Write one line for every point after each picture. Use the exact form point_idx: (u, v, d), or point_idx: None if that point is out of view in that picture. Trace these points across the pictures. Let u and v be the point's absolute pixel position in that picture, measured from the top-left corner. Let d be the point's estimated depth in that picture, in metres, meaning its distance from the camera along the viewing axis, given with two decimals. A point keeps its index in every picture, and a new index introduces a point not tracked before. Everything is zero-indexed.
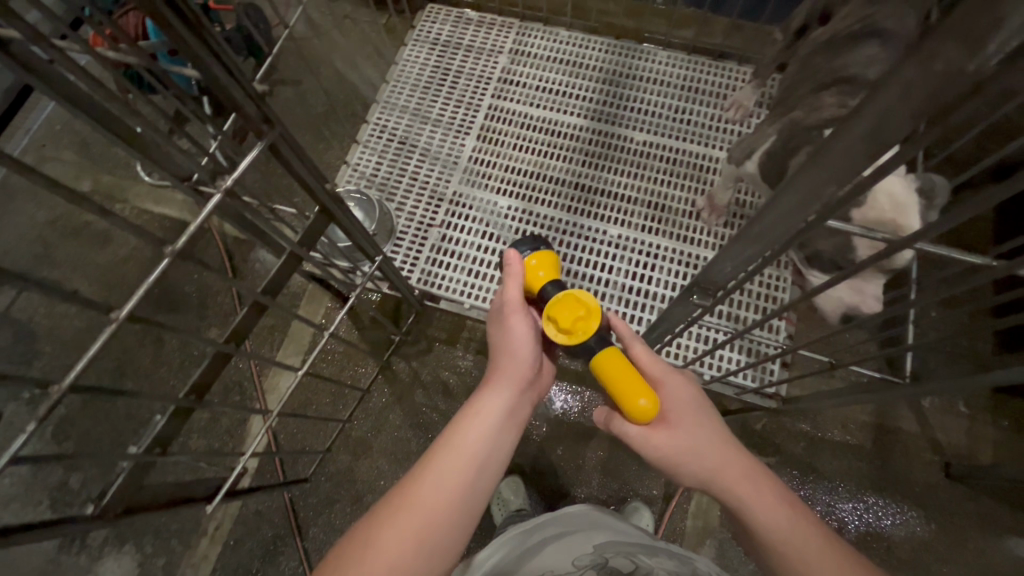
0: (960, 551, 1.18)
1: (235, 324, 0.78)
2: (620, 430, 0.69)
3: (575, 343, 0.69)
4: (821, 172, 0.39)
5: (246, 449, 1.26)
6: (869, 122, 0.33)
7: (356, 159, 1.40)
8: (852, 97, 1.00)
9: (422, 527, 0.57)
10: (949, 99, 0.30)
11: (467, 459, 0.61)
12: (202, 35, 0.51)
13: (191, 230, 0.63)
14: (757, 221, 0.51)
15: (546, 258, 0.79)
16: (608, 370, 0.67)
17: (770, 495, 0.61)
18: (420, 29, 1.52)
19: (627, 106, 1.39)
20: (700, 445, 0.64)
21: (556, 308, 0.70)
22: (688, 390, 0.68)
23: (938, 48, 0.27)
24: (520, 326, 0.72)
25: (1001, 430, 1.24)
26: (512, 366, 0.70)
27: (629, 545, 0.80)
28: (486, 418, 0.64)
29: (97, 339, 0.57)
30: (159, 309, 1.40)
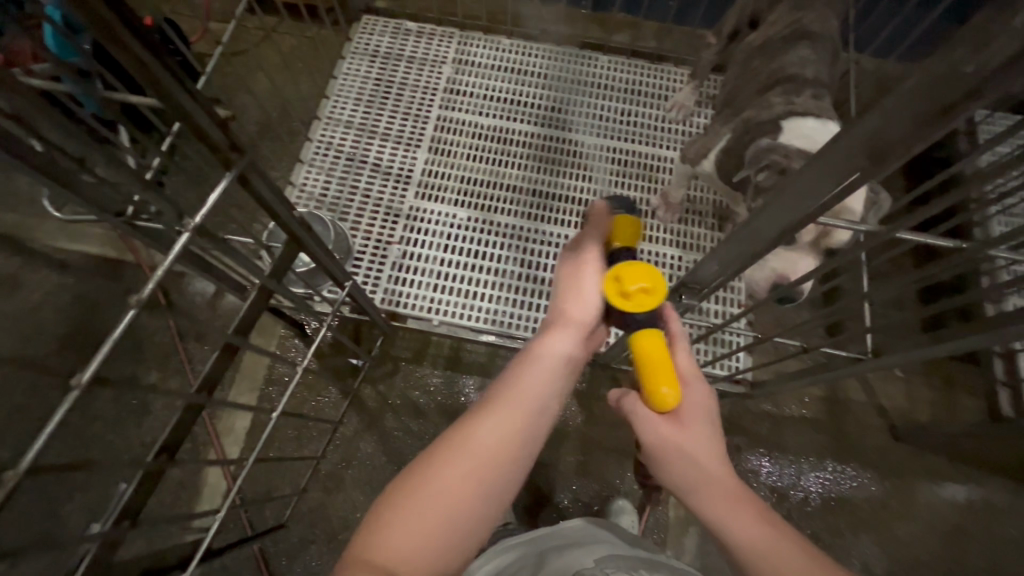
0: (911, 505, 1.27)
1: (207, 371, 0.72)
2: (628, 409, 0.66)
3: (632, 310, 0.64)
4: (826, 169, 0.44)
5: (205, 501, 1.16)
6: (878, 121, 0.38)
7: (303, 178, 1.34)
8: (796, 95, 1.06)
9: (480, 464, 0.54)
10: (953, 98, 0.34)
11: (525, 400, 0.59)
12: (165, 60, 0.47)
13: (159, 274, 0.59)
14: (756, 216, 0.55)
15: (632, 222, 0.73)
16: (645, 348, 0.63)
17: (749, 515, 0.56)
18: (358, 42, 1.47)
19: (576, 111, 1.41)
20: (699, 454, 0.60)
21: (625, 269, 0.64)
22: (708, 400, 0.64)
23: (944, 54, 0.32)
24: (592, 277, 0.69)
25: (933, 388, 1.35)
26: (580, 313, 0.68)
27: (630, 559, 0.75)
28: (548, 362, 0.63)
29: (57, 410, 0.51)
30: (87, 358, 1.26)
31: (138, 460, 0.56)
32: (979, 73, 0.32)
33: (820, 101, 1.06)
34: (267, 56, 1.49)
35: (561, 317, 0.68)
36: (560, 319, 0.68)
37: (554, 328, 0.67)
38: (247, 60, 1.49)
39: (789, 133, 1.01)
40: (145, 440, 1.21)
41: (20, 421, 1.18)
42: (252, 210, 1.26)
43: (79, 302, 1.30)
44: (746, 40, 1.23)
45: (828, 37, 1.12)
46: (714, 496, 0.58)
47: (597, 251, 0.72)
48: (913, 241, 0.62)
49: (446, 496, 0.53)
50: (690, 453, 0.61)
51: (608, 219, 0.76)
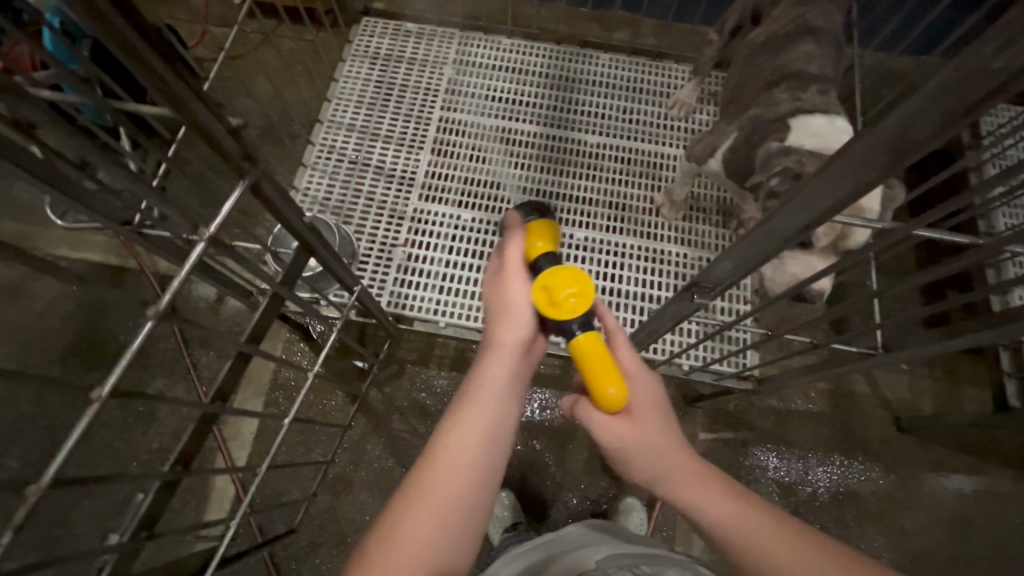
0: (918, 497, 1.28)
1: (220, 380, 0.72)
2: (583, 414, 0.64)
3: (560, 318, 0.62)
4: (847, 169, 0.44)
5: (215, 508, 1.16)
6: (900, 121, 0.38)
7: (306, 182, 1.34)
8: (802, 91, 1.06)
9: (440, 510, 0.53)
10: (980, 95, 0.35)
11: (471, 434, 0.57)
12: (181, 72, 0.47)
13: (174, 285, 0.60)
14: (773, 216, 0.55)
15: (546, 224, 0.71)
16: (586, 352, 0.61)
17: (719, 492, 0.56)
18: (358, 44, 1.47)
19: (577, 109, 1.41)
20: (658, 448, 0.59)
21: (551, 277, 0.63)
22: (657, 389, 0.64)
23: (972, 51, 0.33)
24: (519, 290, 0.67)
25: (937, 380, 1.35)
26: (513, 330, 0.64)
27: (631, 556, 0.74)
28: (492, 387, 0.60)
29: (76, 425, 0.51)
30: (93, 365, 1.26)
31: (155, 472, 0.56)
32: (1006, 69, 0.33)
33: (825, 97, 1.06)
34: (267, 59, 1.49)
35: (493, 339, 0.64)
36: (493, 341, 0.64)
37: (489, 352, 0.63)
38: (246, 63, 1.48)
39: (798, 132, 1.02)
40: (152, 446, 1.21)
41: (28, 430, 1.18)
42: (255, 215, 1.26)
43: (83, 309, 1.29)
44: (749, 36, 1.23)
45: (832, 32, 1.12)
46: (680, 484, 0.57)
47: (519, 260, 0.69)
48: (932, 238, 0.60)
49: (411, 551, 0.52)
50: (649, 447, 0.59)
51: (525, 223, 0.73)
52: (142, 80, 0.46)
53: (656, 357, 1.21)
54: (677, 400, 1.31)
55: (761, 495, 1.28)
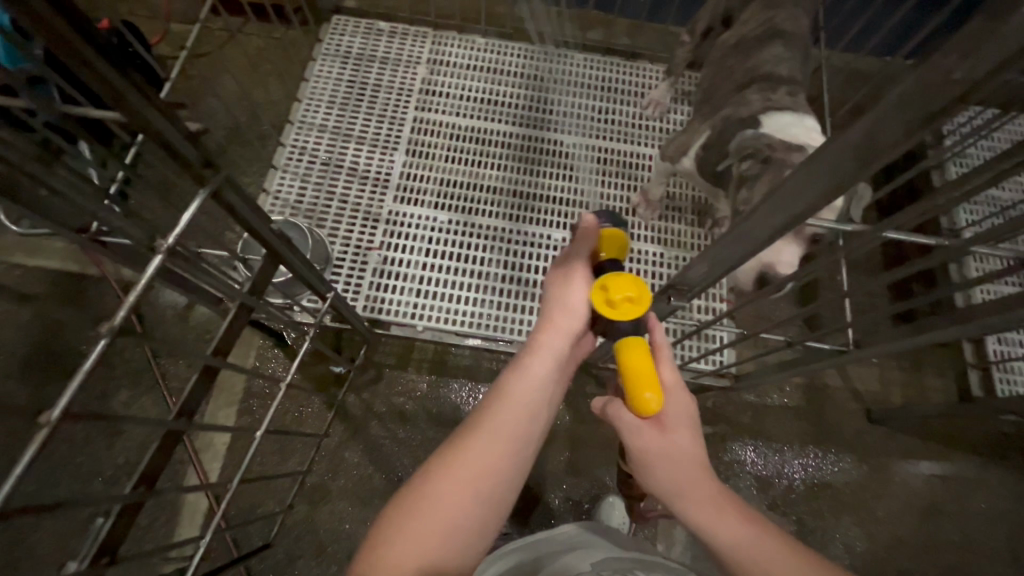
0: (889, 485, 1.31)
1: (186, 395, 0.69)
2: (615, 415, 0.65)
3: (615, 318, 0.63)
4: (818, 174, 0.44)
5: (188, 523, 1.13)
6: (867, 127, 0.38)
7: (277, 185, 1.30)
8: (772, 92, 1.08)
9: (479, 472, 0.55)
10: (943, 104, 0.35)
11: (517, 407, 0.59)
12: (132, 78, 0.45)
13: (132, 299, 0.57)
14: (748, 219, 0.55)
15: (619, 235, 0.71)
16: (629, 356, 0.61)
17: (734, 518, 0.56)
18: (329, 42, 1.43)
19: (554, 109, 1.40)
20: (682, 459, 0.60)
21: (613, 279, 0.64)
22: (691, 408, 0.63)
23: (935, 60, 0.33)
24: (579, 285, 0.67)
25: (905, 371, 1.39)
26: (567, 321, 0.65)
27: (626, 561, 0.74)
28: (539, 368, 0.62)
29: (26, 451, 0.48)
30: (52, 379, 1.20)
31: (116, 495, 0.54)
32: (969, 78, 0.33)
33: (795, 98, 1.08)
34: (233, 58, 1.45)
35: (547, 323, 0.66)
36: (546, 326, 0.66)
37: (542, 335, 0.65)
38: (211, 63, 1.44)
39: (768, 132, 1.03)
40: (118, 461, 1.16)
41: None
42: (224, 220, 1.22)
43: (39, 319, 1.23)
44: (721, 38, 1.24)
45: (800, 35, 1.15)
46: (695, 498, 0.58)
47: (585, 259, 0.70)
48: (897, 239, 0.61)
49: (448, 507, 0.53)
50: (673, 457, 0.60)
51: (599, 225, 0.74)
52: (87, 84, 0.44)
53: None
54: None
55: (739, 490, 1.30)
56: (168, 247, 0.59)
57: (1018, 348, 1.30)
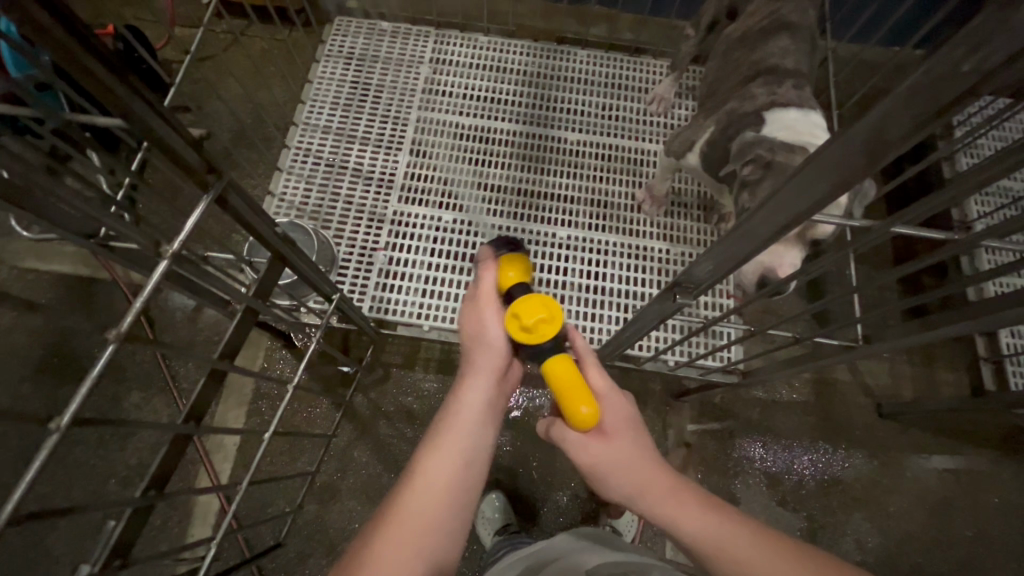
0: (901, 480, 1.30)
1: (194, 398, 0.69)
2: (559, 436, 0.64)
3: (534, 341, 0.63)
4: (824, 170, 0.44)
5: (200, 523, 1.14)
6: (873, 122, 0.38)
7: (282, 187, 1.31)
8: (778, 86, 1.07)
9: (416, 535, 0.53)
10: (953, 97, 0.34)
11: (447, 460, 0.57)
12: (132, 84, 0.45)
13: (138, 305, 0.57)
14: (753, 215, 0.55)
15: (519, 259, 0.70)
16: (556, 373, 0.61)
17: (692, 506, 0.56)
18: (332, 44, 1.43)
19: (556, 107, 1.40)
20: (632, 463, 0.59)
21: (521, 304, 0.63)
22: (627, 408, 0.63)
23: (944, 53, 0.33)
24: (493, 318, 0.67)
25: (916, 366, 1.37)
26: (488, 357, 0.65)
27: (632, 564, 0.74)
28: (466, 415, 0.60)
29: (36, 456, 0.49)
30: (65, 381, 1.22)
31: (127, 498, 0.54)
32: (979, 70, 0.32)
33: (801, 91, 1.07)
34: (237, 60, 1.45)
35: (470, 367, 0.65)
36: (469, 369, 0.65)
37: (466, 379, 0.64)
38: (215, 66, 1.44)
39: (774, 126, 1.02)
40: (131, 462, 1.18)
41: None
42: (229, 223, 1.22)
43: (52, 323, 1.25)
44: (725, 31, 1.23)
45: (806, 27, 1.13)
46: (654, 499, 0.57)
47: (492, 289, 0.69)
48: (909, 234, 0.60)
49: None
50: (623, 462, 0.59)
51: (497, 254, 0.73)
52: (91, 91, 0.44)
53: (643, 353, 1.23)
54: (664, 395, 1.32)
55: (748, 486, 1.29)
56: (174, 253, 0.60)
57: None
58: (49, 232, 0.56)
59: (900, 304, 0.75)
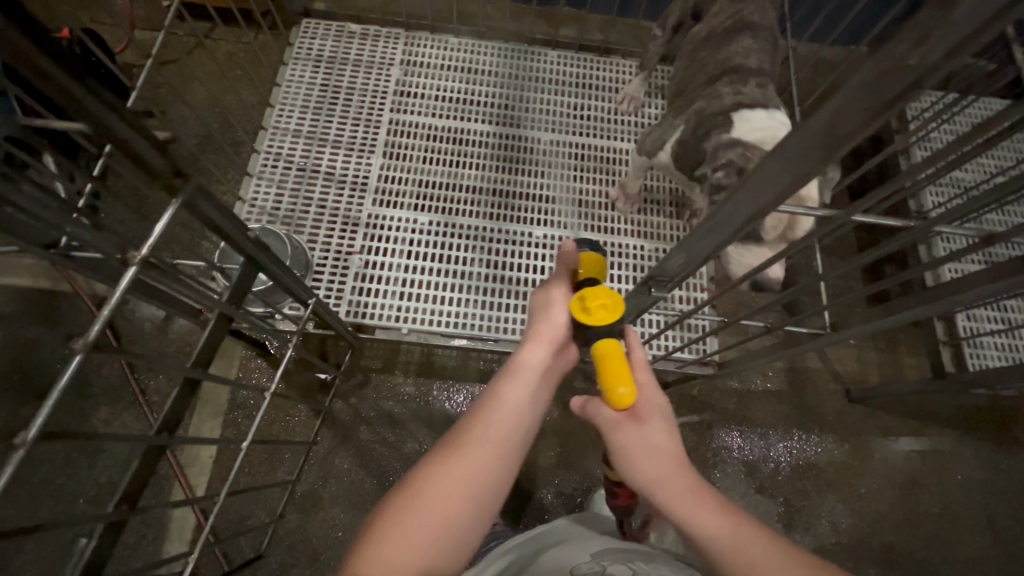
0: (870, 462, 1.35)
1: (167, 409, 0.68)
2: (594, 412, 0.67)
3: (591, 323, 0.66)
4: (786, 162, 0.45)
5: (177, 539, 1.11)
6: (828, 115, 0.40)
7: (253, 193, 1.29)
8: (742, 85, 1.10)
9: (474, 470, 0.55)
10: (899, 90, 0.36)
11: (510, 403, 0.61)
12: (90, 84, 0.44)
13: (105, 315, 0.56)
14: (721, 210, 0.56)
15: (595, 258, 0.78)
16: (605, 353, 0.64)
17: (709, 510, 0.54)
18: (299, 46, 1.41)
19: (530, 107, 1.41)
20: (659, 452, 0.60)
21: (589, 289, 0.67)
22: (664, 405, 0.65)
23: (889, 49, 0.34)
24: (560, 303, 0.71)
25: (881, 351, 1.42)
26: (549, 331, 0.69)
27: (624, 552, 0.75)
28: (526, 372, 0.65)
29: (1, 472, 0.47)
30: (27, 398, 1.17)
31: (98, 514, 0.53)
32: (923, 64, 0.34)
33: (764, 90, 1.10)
34: (202, 64, 1.42)
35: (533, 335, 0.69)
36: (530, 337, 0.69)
37: (527, 343, 0.68)
38: (180, 70, 1.41)
39: (740, 124, 1.05)
40: (101, 480, 1.14)
41: None
42: (199, 230, 1.20)
43: (11, 339, 1.20)
44: (691, 32, 1.26)
45: (767, 27, 1.16)
46: (674, 492, 0.56)
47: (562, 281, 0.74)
48: (868, 223, 0.62)
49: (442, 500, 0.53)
50: (652, 450, 0.60)
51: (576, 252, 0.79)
52: (47, 95, 0.43)
53: None
54: None
55: (727, 474, 1.32)
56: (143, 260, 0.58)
57: (988, 323, 1.35)
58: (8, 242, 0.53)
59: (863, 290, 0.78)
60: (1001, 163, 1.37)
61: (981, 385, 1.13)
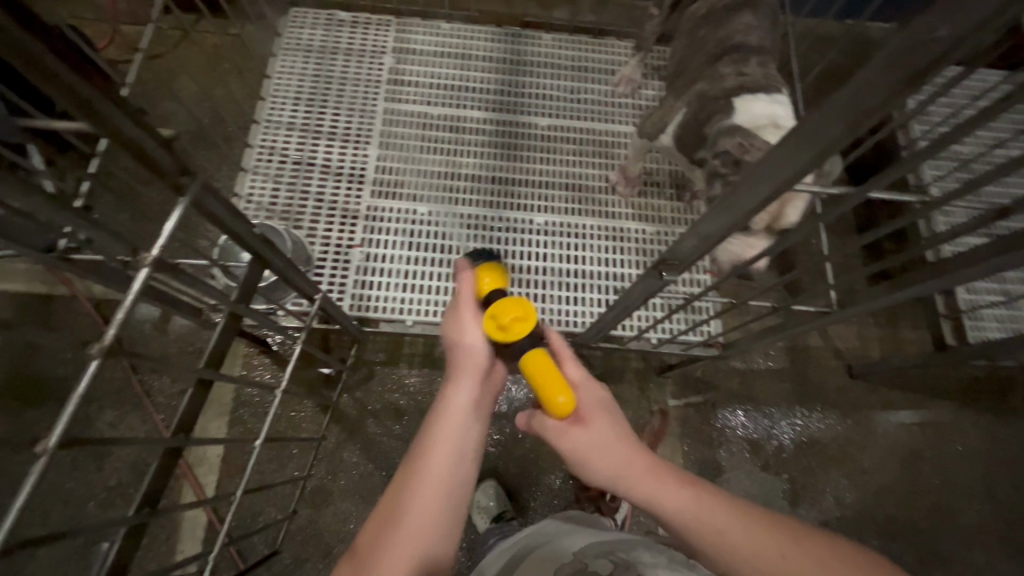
0: (873, 436, 1.37)
1: (181, 411, 0.67)
2: (540, 426, 0.64)
3: (510, 339, 0.63)
4: (807, 139, 0.45)
5: (189, 538, 1.11)
6: (854, 90, 0.39)
7: (248, 188, 1.27)
8: (744, 64, 1.09)
9: (413, 544, 0.55)
10: (927, 63, 0.36)
11: (443, 455, 0.59)
12: (95, 80, 0.42)
13: (119, 318, 0.55)
14: (736, 188, 0.56)
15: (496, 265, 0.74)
16: (534, 367, 0.61)
17: (676, 490, 0.57)
18: (289, 36, 1.39)
19: (525, 92, 1.39)
20: (612, 447, 0.59)
21: (499, 305, 0.65)
22: (603, 395, 0.64)
23: (923, 21, 0.34)
24: (473, 323, 0.68)
25: (881, 327, 1.43)
26: (471, 357, 0.66)
27: (611, 542, 0.75)
28: (456, 414, 0.62)
29: (27, 481, 0.48)
30: (30, 404, 1.16)
31: (120, 520, 0.53)
32: (953, 36, 0.34)
33: (765, 69, 1.09)
34: (189, 58, 1.39)
35: (455, 367, 0.65)
36: (453, 370, 0.65)
37: (452, 379, 0.65)
38: (166, 64, 1.38)
39: (745, 102, 1.05)
40: (110, 483, 1.13)
41: None
42: (196, 228, 1.18)
43: (9, 345, 1.18)
44: (689, 11, 1.24)
45: (767, 3, 1.15)
46: (638, 482, 0.57)
47: (470, 296, 0.70)
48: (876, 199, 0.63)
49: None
50: (605, 446, 0.59)
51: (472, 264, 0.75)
52: (50, 96, 0.41)
53: (625, 333, 1.27)
54: (647, 372, 1.35)
55: (732, 454, 1.34)
56: (155, 259, 0.57)
57: (986, 295, 1.36)
58: (15, 248, 0.53)
59: (870, 267, 0.78)
60: (999, 135, 1.36)
61: (982, 357, 1.14)
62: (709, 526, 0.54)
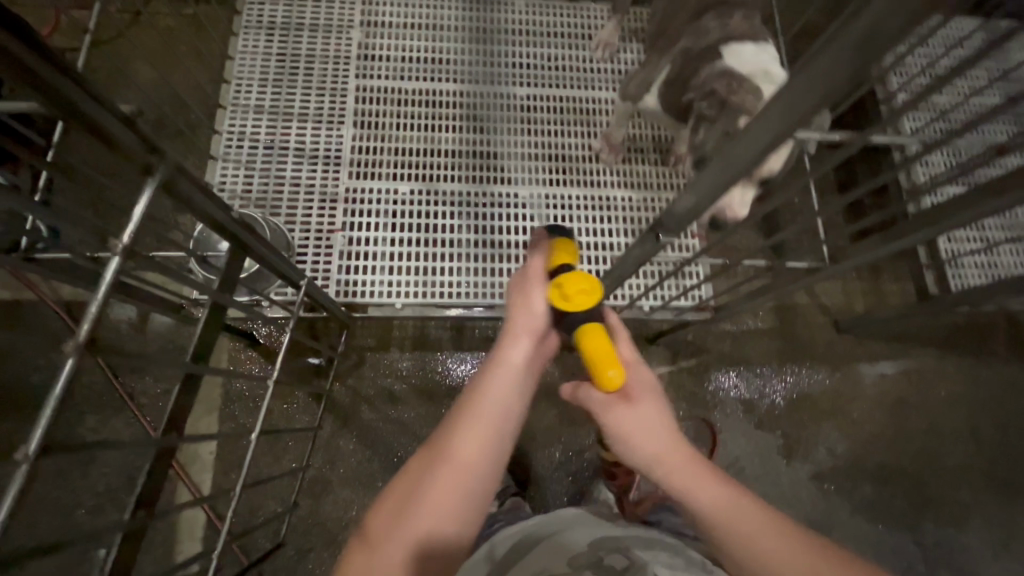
0: (861, 388, 1.40)
1: (171, 408, 0.65)
2: (584, 397, 0.62)
3: (571, 311, 0.62)
4: (811, 84, 0.43)
5: (189, 537, 1.10)
6: (865, 26, 0.38)
7: (220, 176, 1.22)
8: (727, 20, 1.06)
9: (456, 487, 0.56)
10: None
11: (492, 409, 0.59)
12: (47, 49, 0.39)
13: (92, 312, 0.52)
14: (736, 143, 0.54)
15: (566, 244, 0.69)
16: (589, 342, 0.60)
17: (710, 487, 0.54)
18: (248, 13, 1.31)
19: (501, 62, 1.34)
20: (653, 429, 0.58)
21: (567, 277, 0.62)
22: (651, 378, 0.62)
23: None
24: (539, 287, 0.65)
25: (865, 280, 1.45)
26: (528, 323, 0.63)
27: (623, 541, 0.75)
28: (509, 371, 0.61)
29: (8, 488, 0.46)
30: (7, 414, 1.12)
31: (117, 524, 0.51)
32: None
33: (748, 24, 1.07)
34: (142, 42, 1.31)
35: (511, 327, 0.64)
36: (511, 329, 0.64)
37: (508, 337, 0.63)
38: (117, 50, 1.31)
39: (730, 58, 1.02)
40: (99, 489, 1.10)
41: None
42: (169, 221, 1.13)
43: None
44: None
45: None
46: (673, 469, 0.55)
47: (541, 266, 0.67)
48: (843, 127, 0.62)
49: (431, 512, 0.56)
50: (647, 428, 0.58)
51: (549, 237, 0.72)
52: None
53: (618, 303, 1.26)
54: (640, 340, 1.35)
55: (726, 415, 1.36)
56: (127, 248, 0.53)
57: (966, 244, 1.38)
58: None
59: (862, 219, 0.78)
60: (975, 83, 1.37)
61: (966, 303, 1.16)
62: (743, 531, 0.52)
